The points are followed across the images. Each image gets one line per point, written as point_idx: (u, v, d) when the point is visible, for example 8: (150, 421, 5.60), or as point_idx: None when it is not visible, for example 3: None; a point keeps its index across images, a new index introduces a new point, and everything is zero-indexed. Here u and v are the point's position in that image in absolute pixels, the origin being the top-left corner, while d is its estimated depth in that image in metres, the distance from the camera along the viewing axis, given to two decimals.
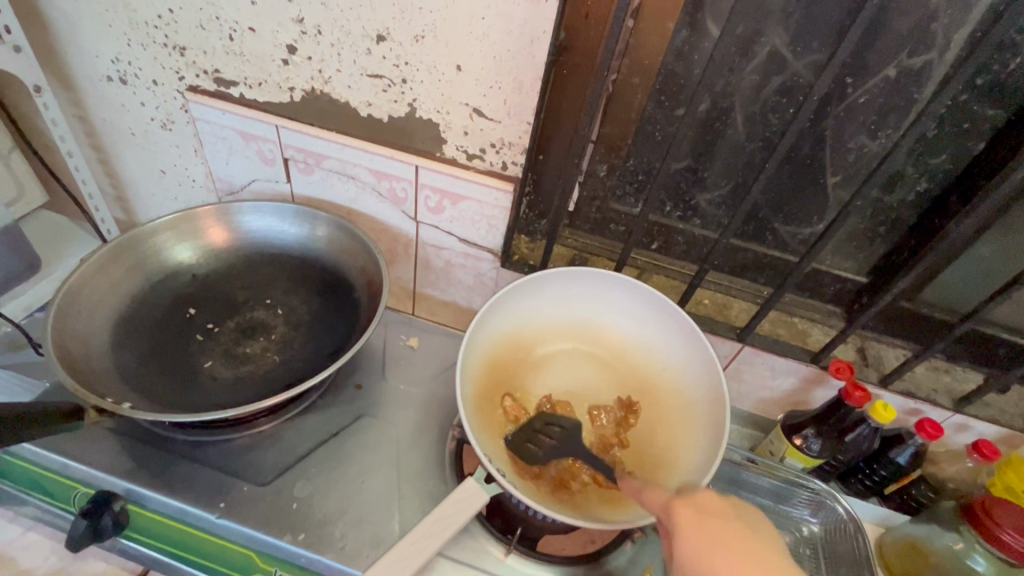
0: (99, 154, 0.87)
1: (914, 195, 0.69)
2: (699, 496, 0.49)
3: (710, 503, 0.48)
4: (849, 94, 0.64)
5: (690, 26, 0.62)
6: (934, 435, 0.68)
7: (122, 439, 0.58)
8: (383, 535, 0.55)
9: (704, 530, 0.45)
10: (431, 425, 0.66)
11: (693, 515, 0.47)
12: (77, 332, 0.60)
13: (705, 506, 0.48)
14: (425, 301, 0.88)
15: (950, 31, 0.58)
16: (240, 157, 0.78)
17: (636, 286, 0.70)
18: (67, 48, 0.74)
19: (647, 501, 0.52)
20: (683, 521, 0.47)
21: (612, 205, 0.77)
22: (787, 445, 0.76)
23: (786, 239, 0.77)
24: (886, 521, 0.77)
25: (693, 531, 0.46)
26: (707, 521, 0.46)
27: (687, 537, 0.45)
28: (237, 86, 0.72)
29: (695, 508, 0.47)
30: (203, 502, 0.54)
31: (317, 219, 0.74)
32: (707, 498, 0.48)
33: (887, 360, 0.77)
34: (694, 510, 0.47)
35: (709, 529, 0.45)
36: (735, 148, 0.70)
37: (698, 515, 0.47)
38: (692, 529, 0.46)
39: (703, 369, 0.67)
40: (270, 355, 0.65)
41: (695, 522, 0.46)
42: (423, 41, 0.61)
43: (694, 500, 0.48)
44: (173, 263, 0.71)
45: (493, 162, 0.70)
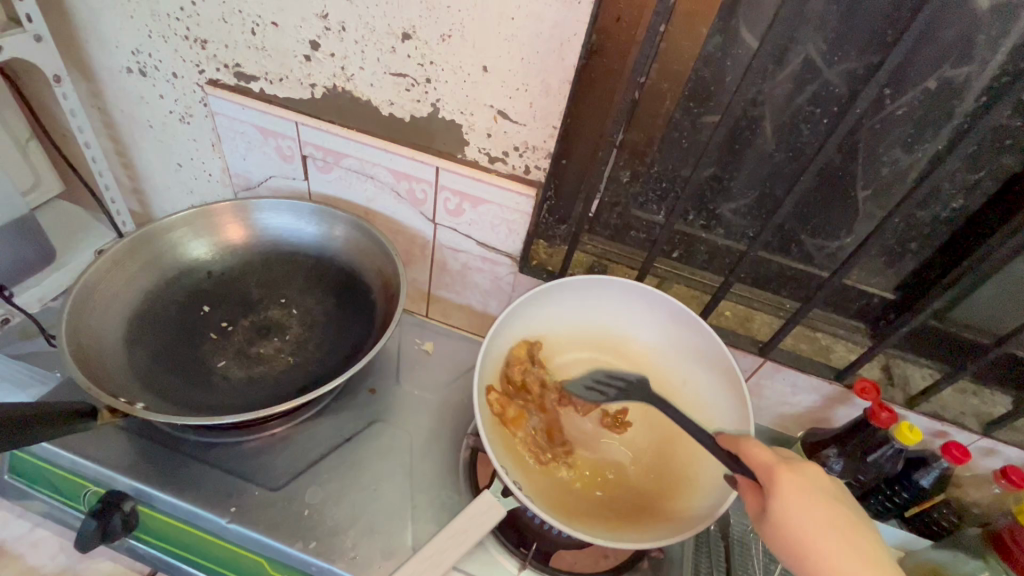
0: (116, 146, 0.86)
1: (950, 212, 0.67)
2: (805, 466, 0.49)
3: (818, 477, 0.49)
4: (886, 106, 0.62)
5: (724, 32, 0.60)
6: (961, 459, 0.65)
7: (133, 438, 0.58)
8: (395, 546, 0.54)
9: (811, 506, 0.46)
10: (445, 432, 0.65)
11: (800, 485, 0.48)
12: (92, 328, 0.60)
13: (812, 479, 0.48)
14: (439, 304, 0.87)
15: (995, 43, 0.56)
16: (258, 153, 0.77)
17: (662, 299, 0.68)
18: (88, 39, 0.74)
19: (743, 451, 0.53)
20: (789, 489, 0.47)
21: (634, 212, 0.75)
22: (808, 463, 0.74)
23: (812, 252, 0.74)
24: (906, 545, 0.75)
25: (799, 505, 0.47)
26: (815, 496, 0.47)
27: (790, 509, 0.47)
28: (258, 81, 0.71)
29: (803, 478, 0.48)
30: (214, 506, 0.54)
31: (335, 219, 0.73)
32: (813, 470, 0.49)
33: (914, 380, 0.75)
34: (797, 482, 0.48)
35: (812, 509, 0.46)
36: (764, 157, 0.68)
37: (803, 487, 0.48)
38: (795, 498, 0.47)
39: (727, 390, 0.65)
40: (284, 355, 0.64)
41: (802, 495, 0.47)
42: (449, 40, 0.60)
43: (798, 467, 0.49)
44: (188, 259, 0.70)
45: (516, 165, 0.68)
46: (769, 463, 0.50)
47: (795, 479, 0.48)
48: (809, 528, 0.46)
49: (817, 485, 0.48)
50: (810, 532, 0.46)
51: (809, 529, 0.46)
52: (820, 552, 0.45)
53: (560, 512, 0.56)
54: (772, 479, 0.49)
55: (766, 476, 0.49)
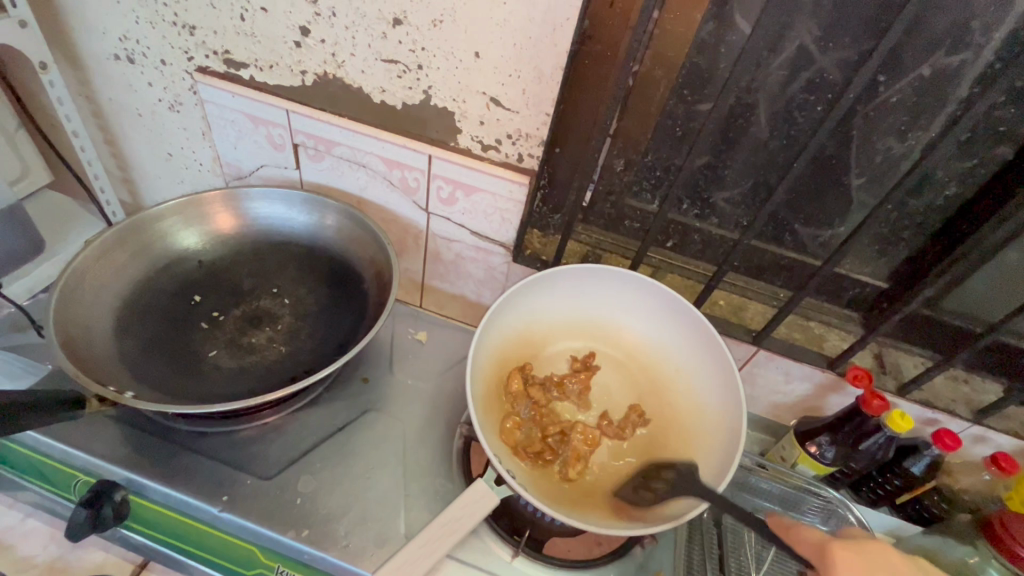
0: (105, 136, 0.85)
1: (942, 200, 0.67)
2: (869, 546, 0.45)
3: (885, 557, 0.44)
4: (880, 93, 0.61)
5: (718, 18, 0.59)
6: (952, 447, 0.66)
7: (124, 428, 0.57)
8: (389, 534, 0.54)
9: None
10: (439, 422, 0.65)
11: (860, 566, 0.43)
12: (80, 317, 0.59)
13: (875, 561, 0.44)
14: (433, 294, 0.86)
15: (990, 29, 0.56)
16: (249, 142, 0.77)
17: (659, 289, 0.68)
18: (75, 25, 0.72)
19: (789, 538, 0.48)
20: (847, 567, 0.43)
21: (628, 200, 0.75)
22: (800, 451, 0.74)
23: (805, 241, 0.74)
24: (897, 532, 0.78)
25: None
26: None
27: None
28: (248, 68, 0.70)
29: (863, 557, 0.44)
30: (206, 494, 0.53)
31: (327, 208, 0.73)
32: (873, 548, 0.44)
33: (905, 368, 0.76)
34: (858, 564, 0.43)
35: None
36: (758, 145, 0.68)
37: (866, 568, 0.43)
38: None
39: (722, 380, 0.64)
40: (276, 345, 0.64)
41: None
42: (440, 25, 0.59)
43: (858, 546, 0.45)
44: (178, 248, 0.69)
45: (509, 153, 0.68)
46: (819, 542, 0.46)
47: (851, 558, 0.44)
48: None
49: (884, 565, 0.43)
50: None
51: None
52: None
53: (548, 498, 0.56)
54: (830, 560, 0.44)
55: (820, 562, 0.45)
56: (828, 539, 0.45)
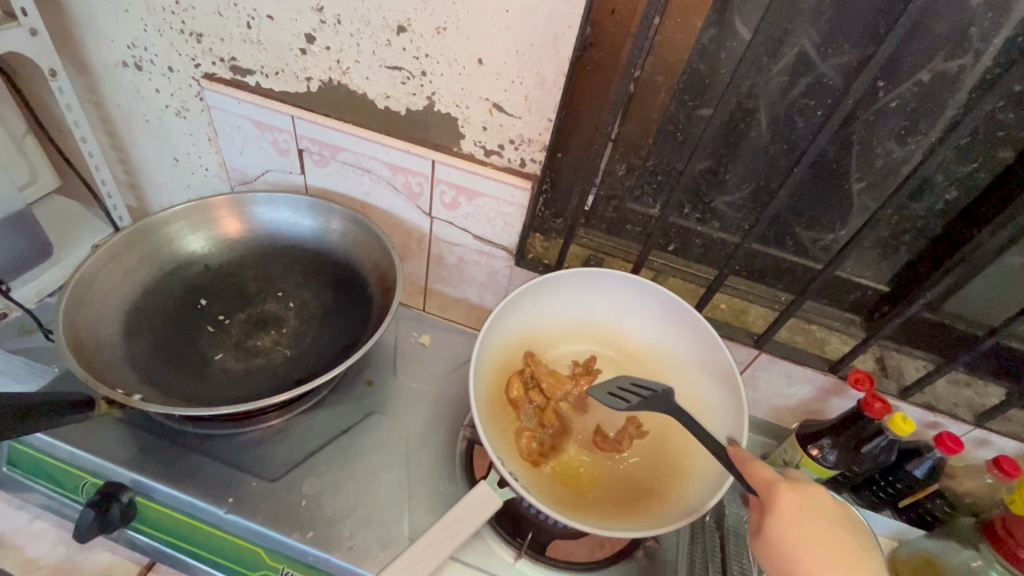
0: (113, 141, 0.86)
1: (942, 204, 0.67)
2: (811, 488, 0.46)
3: (821, 499, 0.46)
4: (879, 98, 0.62)
5: (717, 25, 0.60)
6: (954, 450, 0.66)
7: (132, 430, 0.58)
8: (393, 536, 0.54)
9: (810, 530, 0.44)
10: (442, 424, 0.65)
11: (801, 505, 0.45)
12: (89, 321, 0.60)
13: (813, 502, 0.46)
14: (436, 298, 0.87)
15: (987, 35, 0.56)
16: (254, 147, 0.78)
17: (661, 293, 0.68)
18: (84, 33, 0.74)
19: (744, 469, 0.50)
20: (788, 508, 0.45)
21: (630, 205, 0.76)
22: (803, 454, 0.75)
23: (806, 244, 0.75)
24: (900, 536, 0.76)
25: (798, 527, 0.44)
26: (813, 524, 0.44)
27: (792, 535, 0.44)
28: (254, 75, 0.71)
29: (805, 499, 0.45)
30: (212, 496, 0.54)
31: (331, 212, 0.73)
32: (818, 494, 0.46)
33: (907, 372, 0.76)
34: (801, 504, 0.45)
35: (813, 533, 0.44)
36: (758, 149, 0.69)
37: (805, 509, 0.45)
38: (795, 523, 0.44)
39: (724, 384, 0.65)
40: (280, 348, 0.64)
41: (803, 517, 0.45)
42: (443, 33, 0.60)
43: (801, 487, 0.46)
44: (185, 253, 0.70)
45: (511, 159, 0.68)
46: (770, 480, 0.47)
47: (796, 500, 0.45)
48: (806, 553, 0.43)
49: (821, 509, 0.45)
50: (803, 551, 0.43)
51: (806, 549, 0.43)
52: None
53: (552, 501, 0.56)
54: (773, 497, 0.46)
55: (767, 493, 0.46)
56: (778, 479, 0.46)
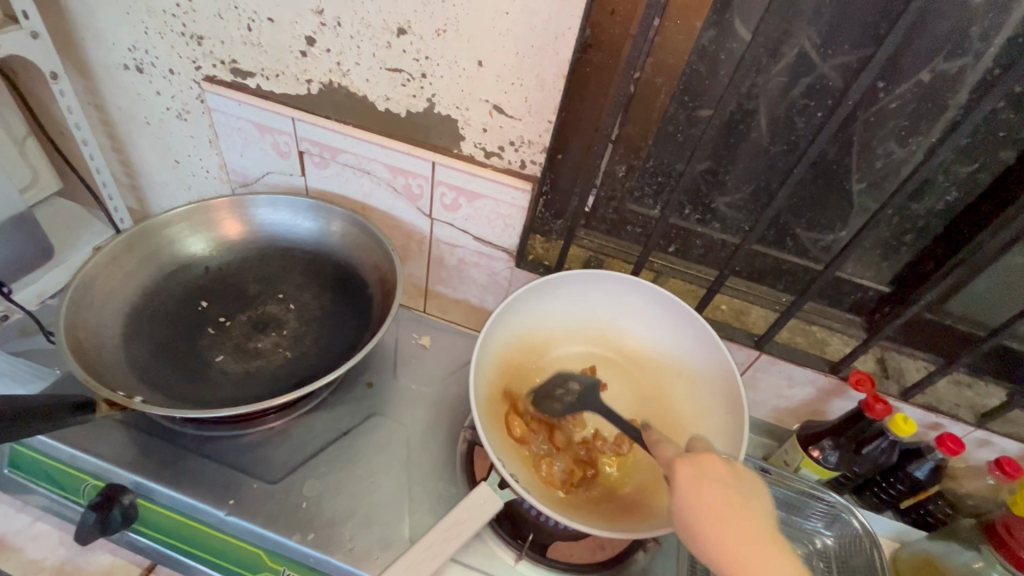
0: (114, 143, 0.86)
1: (943, 205, 0.67)
2: (703, 458, 0.50)
3: (714, 466, 0.49)
4: (879, 99, 0.62)
5: (717, 26, 0.60)
6: (955, 451, 0.66)
7: (133, 432, 0.58)
8: (393, 537, 0.54)
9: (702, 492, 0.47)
10: (443, 426, 0.65)
11: (693, 473, 0.49)
12: (90, 323, 0.60)
13: (706, 468, 0.49)
14: (437, 299, 0.87)
15: (988, 35, 0.56)
16: (255, 149, 0.78)
17: (660, 293, 0.68)
18: (85, 36, 0.74)
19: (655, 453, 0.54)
20: (683, 476, 0.49)
21: (631, 206, 0.76)
22: (803, 456, 0.75)
23: (806, 245, 0.75)
24: (901, 537, 0.77)
25: (690, 492, 0.48)
26: (706, 486, 0.47)
27: (686, 499, 0.47)
28: (254, 77, 0.71)
29: (696, 466, 0.49)
30: (213, 498, 0.54)
31: (331, 214, 0.73)
32: (711, 464, 0.49)
33: (908, 372, 0.76)
34: (694, 474, 0.48)
35: (707, 493, 0.47)
36: (758, 150, 0.69)
37: (697, 476, 0.48)
38: (688, 488, 0.48)
39: (724, 382, 0.65)
40: (281, 350, 0.64)
41: (695, 483, 0.48)
42: (443, 35, 0.60)
43: (695, 460, 0.50)
44: (185, 255, 0.70)
45: (511, 160, 0.68)
46: (672, 458, 0.52)
47: (691, 469, 0.49)
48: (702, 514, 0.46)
49: (715, 474, 0.48)
50: (699, 513, 0.46)
51: (695, 511, 0.46)
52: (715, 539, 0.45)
53: (557, 505, 0.56)
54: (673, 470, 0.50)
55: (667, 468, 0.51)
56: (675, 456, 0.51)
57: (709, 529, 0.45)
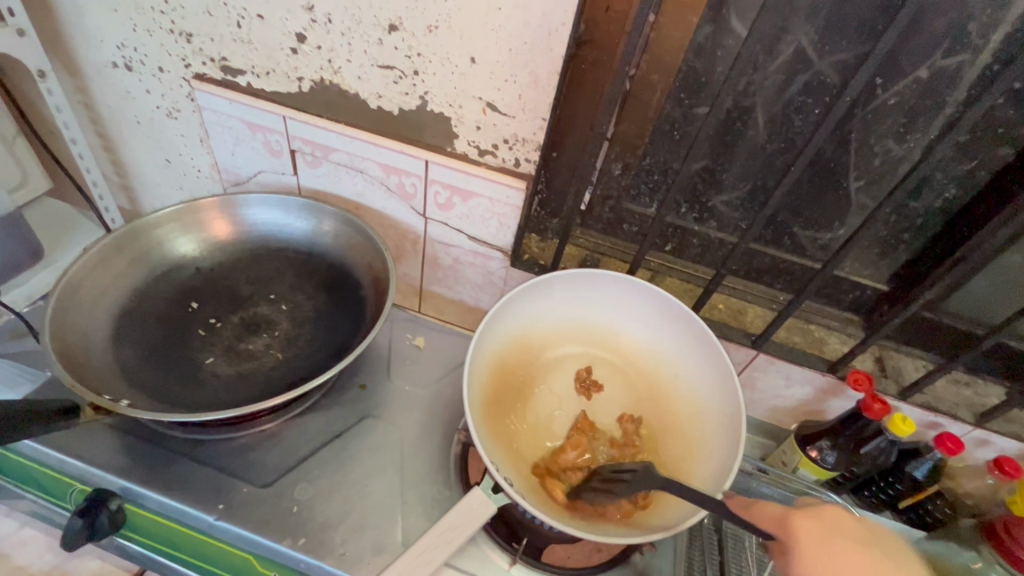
0: (104, 142, 0.85)
1: (941, 203, 0.66)
2: (826, 512, 0.45)
3: (840, 522, 0.44)
4: (877, 96, 0.61)
5: (714, 22, 0.59)
6: (954, 451, 0.66)
7: (121, 435, 0.57)
8: (386, 542, 0.54)
9: (835, 559, 0.42)
10: (437, 428, 0.64)
11: (822, 533, 0.43)
12: (77, 325, 0.59)
13: (832, 525, 0.44)
14: (432, 299, 0.86)
15: (987, 31, 0.55)
16: (246, 148, 0.77)
17: (656, 293, 0.67)
18: (73, 33, 0.73)
19: (748, 513, 0.47)
20: (809, 542, 0.43)
21: (627, 204, 0.75)
22: (801, 455, 0.74)
23: (804, 244, 0.74)
24: (899, 537, 0.75)
25: (824, 558, 0.42)
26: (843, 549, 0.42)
27: (814, 567, 0.42)
28: (245, 75, 0.70)
29: (823, 525, 0.44)
30: (202, 503, 0.53)
31: (324, 213, 0.73)
32: (833, 516, 0.45)
33: (906, 371, 0.75)
34: (825, 536, 0.43)
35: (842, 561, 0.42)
36: (755, 148, 0.68)
37: (824, 538, 0.43)
38: (819, 556, 0.42)
39: (721, 384, 0.64)
40: (272, 352, 0.63)
41: (825, 546, 0.43)
42: (435, 31, 0.59)
43: (820, 516, 0.44)
44: (175, 255, 0.69)
45: (506, 158, 0.68)
46: (780, 516, 0.45)
47: (813, 528, 0.43)
48: None
49: (839, 529, 0.44)
50: None
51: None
52: None
53: (549, 507, 0.55)
54: (791, 533, 0.44)
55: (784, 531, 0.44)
56: (789, 512, 0.45)
57: None
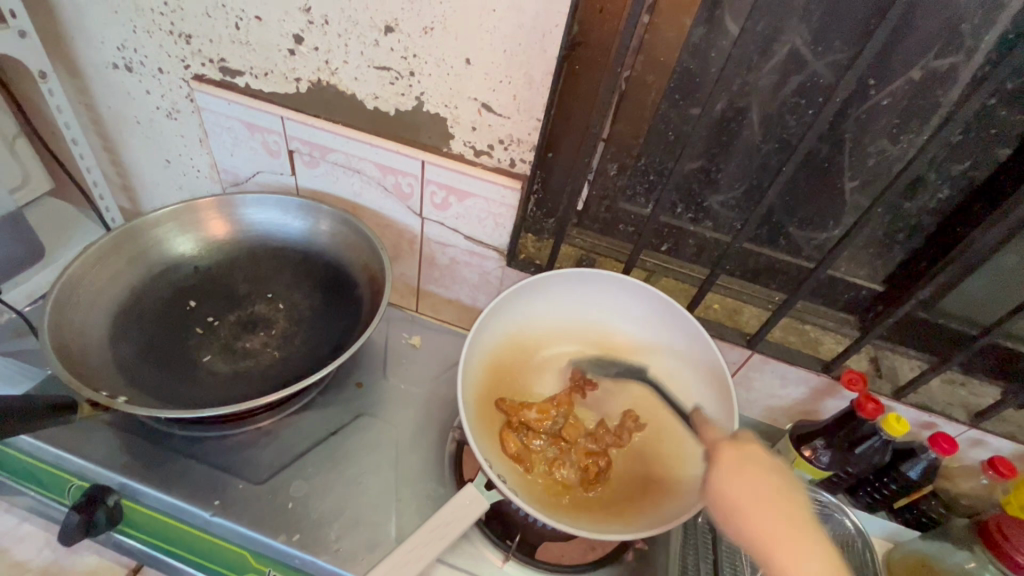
0: (105, 143, 0.86)
1: (936, 203, 0.67)
2: (751, 444, 0.46)
3: (761, 457, 0.45)
4: (871, 96, 0.61)
5: (708, 23, 0.60)
6: (948, 450, 0.66)
7: (119, 432, 0.58)
8: (380, 538, 0.54)
9: (743, 484, 0.43)
10: (432, 426, 0.65)
11: (737, 459, 0.45)
12: (76, 323, 0.60)
13: (756, 458, 0.45)
14: (429, 298, 0.87)
15: (980, 32, 0.56)
16: (245, 148, 0.77)
17: (651, 293, 0.68)
18: (74, 35, 0.74)
19: (704, 440, 0.51)
20: (728, 459, 0.45)
21: (622, 204, 0.76)
22: (796, 455, 0.74)
23: (799, 244, 0.74)
24: (894, 537, 0.76)
25: (734, 475, 0.44)
26: (748, 473, 0.43)
27: (724, 485, 0.44)
28: (243, 76, 0.71)
29: (743, 453, 0.45)
30: (198, 499, 0.54)
31: (321, 213, 0.73)
32: (757, 450, 0.46)
33: (901, 371, 0.75)
34: (738, 460, 0.45)
35: (747, 480, 0.43)
36: (750, 149, 0.68)
37: (738, 464, 0.45)
38: (729, 472, 0.44)
39: (715, 384, 0.64)
40: (270, 350, 0.64)
41: (736, 471, 0.44)
42: (431, 32, 0.59)
43: (741, 445, 0.46)
44: (174, 254, 0.70)
45: (501, 159, 0.68)
46: (716, 442, 0.48)
47: (733, 452, 0.46)
48: (738, 499, 0.42)
49: (755, 459, 0.45)
50: (739, 502, 0.42)
51: (741, 499, 0.42)
52: (755, 532, 0.41)
53: (542, 503, 0.56)
54: (716, 453, 0.47)
55: (711, 450, 0.47)
56: (721, 440, 0.48)
57: (743, 510, 0.42)
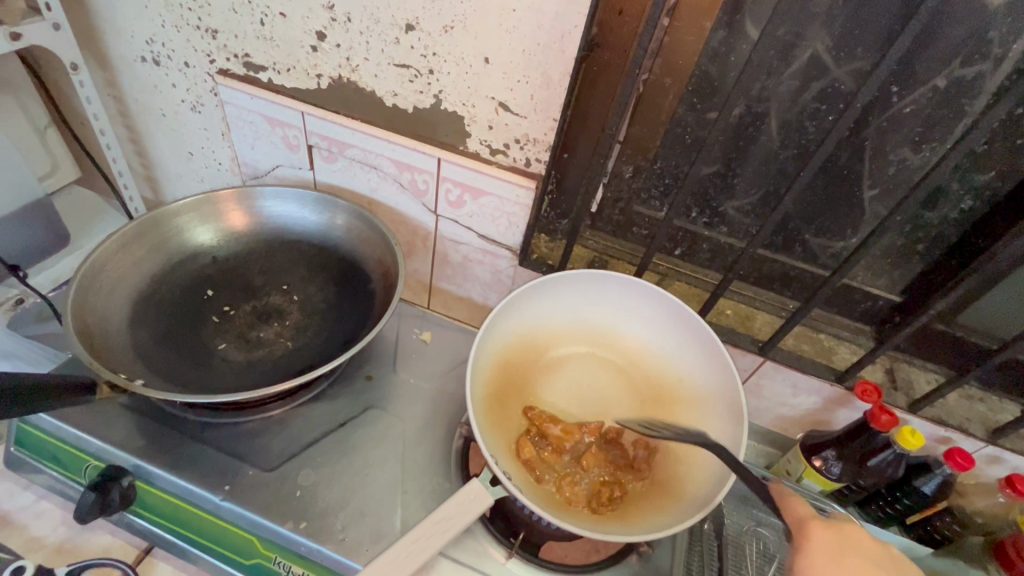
0: (131, 134, 0.88)
1: (958, 214, 0.65)
2: (844, 526, 0.48)
3: (856, 541, 0.48)
4: (893, 103, 0.61)
5: (728, 26, 0.59)
6: (964, 466, 0.65)
7: (135, 415, 0.59)
8: (385, 529, 0.55)
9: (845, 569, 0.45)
10: (440, 421, 0.65)
11: (833, 543, 0.47)
12: (97, 308, 0.61)
13: (849, 539, 0.47)
14: (441, 296, 0.87)
15: (1009, 40, 0.55)
16: (266, 142, 0.79)
17: (662, 296, 0.68)
18: (105, 29, 0.76)
19: (778, 501, 0.51)
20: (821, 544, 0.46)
21: (636, 207, 0.75)
22: (806, 466, 0.73)
23: (816, 252, 0.74)
24: (911, 554, 0.74)
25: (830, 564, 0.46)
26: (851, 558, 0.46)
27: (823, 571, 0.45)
28: (266, 71, 0.72)
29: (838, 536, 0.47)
30: (209, 483, 0.55)
31: (337, 207, 0.74)
32: (851, 532, 0.48)
33: (917, 384, 0.74)
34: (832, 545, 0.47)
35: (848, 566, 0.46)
36: (769, 155, 0.68)
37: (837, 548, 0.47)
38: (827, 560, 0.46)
39: (723, 387, 0.64)
40: (283, 341, 0.65)
41: (835, 557, 0.46)
42: (451, 31, 0.60)
43: (836, 528, 0.48)
44: (193, 244, 0.71)
45: (517, 158, 0.68)
46: (802, 516, 0.49)
47: (827, 537, 0.47)
48: None
49: (853, 545, 0.47)
50: None
51: None
52: None
53: (545, 501, 0.55)
54: (806, 536, 0.47)
55: (798, 531, 0.48)
56: (811, 517, 0.48)
57: None
